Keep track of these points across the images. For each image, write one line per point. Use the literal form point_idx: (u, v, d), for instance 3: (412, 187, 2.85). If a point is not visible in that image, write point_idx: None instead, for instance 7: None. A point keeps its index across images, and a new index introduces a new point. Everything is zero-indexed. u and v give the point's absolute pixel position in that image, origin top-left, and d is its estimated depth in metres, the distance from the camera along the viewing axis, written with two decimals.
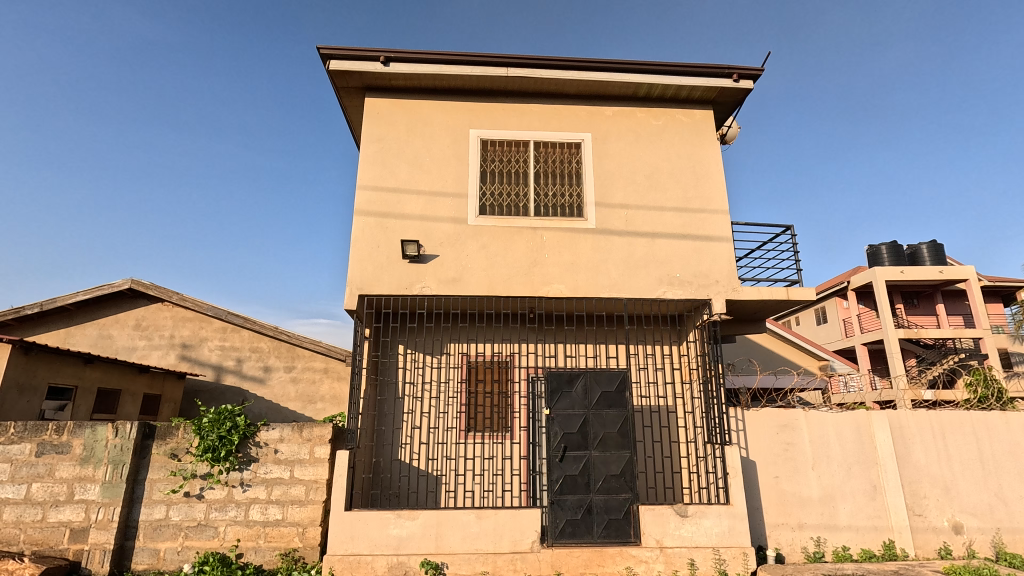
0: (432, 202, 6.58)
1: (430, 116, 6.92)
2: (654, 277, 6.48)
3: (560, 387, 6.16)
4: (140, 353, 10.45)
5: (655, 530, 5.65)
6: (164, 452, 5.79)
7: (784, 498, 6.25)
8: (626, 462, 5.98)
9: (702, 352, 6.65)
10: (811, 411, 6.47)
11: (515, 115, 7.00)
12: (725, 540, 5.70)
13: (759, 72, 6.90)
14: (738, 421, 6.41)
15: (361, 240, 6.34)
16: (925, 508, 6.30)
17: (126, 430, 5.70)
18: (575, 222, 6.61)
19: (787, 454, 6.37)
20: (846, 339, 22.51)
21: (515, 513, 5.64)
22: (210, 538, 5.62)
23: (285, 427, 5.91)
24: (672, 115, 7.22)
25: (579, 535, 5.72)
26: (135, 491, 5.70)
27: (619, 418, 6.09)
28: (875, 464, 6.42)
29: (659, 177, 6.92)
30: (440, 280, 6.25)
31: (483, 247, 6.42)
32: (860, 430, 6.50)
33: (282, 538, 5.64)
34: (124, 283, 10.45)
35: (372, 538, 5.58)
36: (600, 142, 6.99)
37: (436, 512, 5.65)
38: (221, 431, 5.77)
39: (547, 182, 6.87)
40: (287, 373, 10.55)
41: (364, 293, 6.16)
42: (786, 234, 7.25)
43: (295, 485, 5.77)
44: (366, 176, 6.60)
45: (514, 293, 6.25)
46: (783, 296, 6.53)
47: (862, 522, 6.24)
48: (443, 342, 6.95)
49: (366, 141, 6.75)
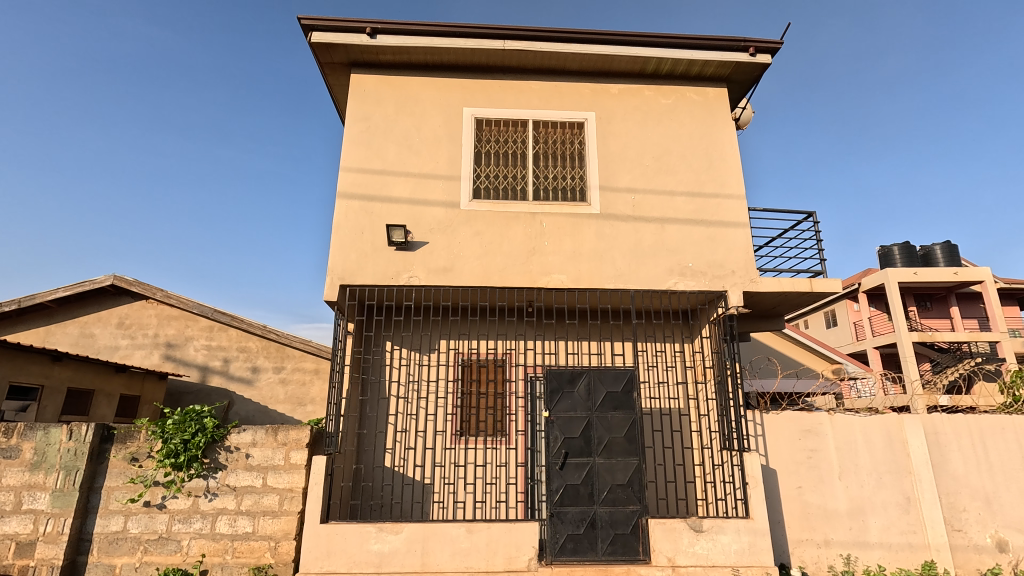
0: (421, 184, 6.04)
1: (420, 94, 6.40)
2: (664, 267, 5.91)
3: (560, 387, 5.59)
4: (121, 353, 9.94)
5: (666, 547, 5.06)
6: (123, 457, 5.25)
7: (808, 512, 5.65)
8: (634, 470, 5.40)
9: (717, 349, 6.07)
10: (837, 414, 5.89)
11: (514, 93, 6.47)
12: (745, 558, 5.09)
13: (777, 45, 6.34)
14: (755, 426, 5.84)
15: (344, 226, 5.81)
16: (965, 524, 5.70)
17: (81, 433, 5.15)
18: (577, 208, 6.06)
19: (811, 462, 5.78)
20: (857, 343, 21.90)
21: (510, 527, 5.06)
22: (172, 553, 5.07)
23: (257, 430, 5.36)
24: (683, 93, 6.67)
25: (581, 552, 5.14)
26: (91, 500, 5.16)
27: (626, 421, 5.52)
28: (908, 473, 5.81)
29: (669, 159, 6.36)
30: (430, 270, 5.71)
31: (477, 234, 5.87)
32: (891, 436, 5.90)
33: (252, 553, 5.09)
34: (106, 278, 9.94)
35: (351, 554, 5.02)
36: (605, 122, 6.44)
37: (423, 525, 5.09)
38: (186, 435, 5.23)
39: (548, 164, 6.33)
40: (276, 374, 10.02)
41: (346, 282, 5.63)
42: (809, 220, 6.74)
43: (268, 494, 5.22)
44: (350, 157, 6.08)
45: (510, 284, 5.70)
46: (806, 288, 5.95)
47: (895, 538, 5.62)
48: (433, 338, 6.43)
49: (350, 120, 6.22)
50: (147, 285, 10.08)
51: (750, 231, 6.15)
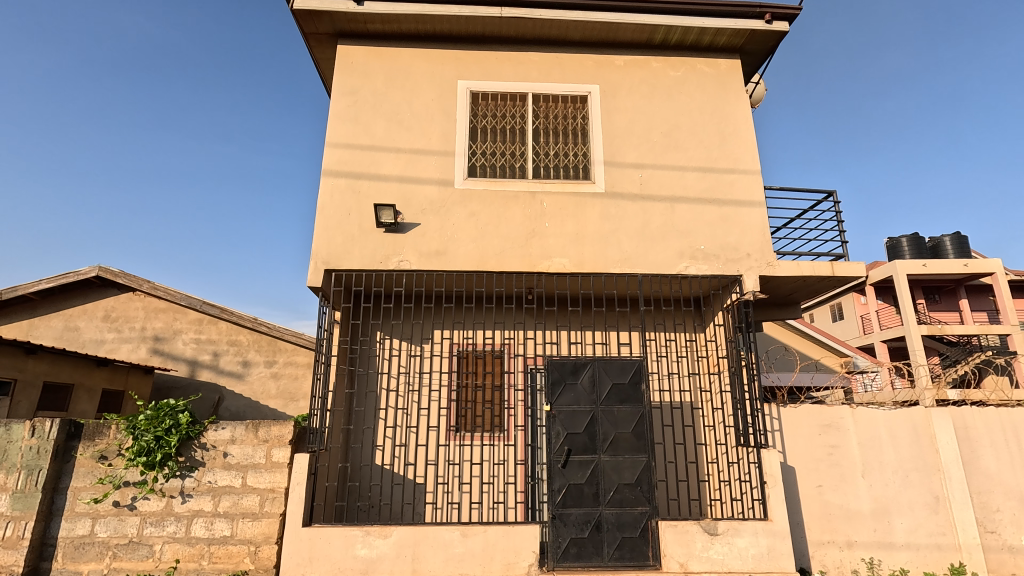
0: (413, 162, 5.63)
1: (412, 66, 5.97)
2: (674, 251, 5.50)
3: (563, 379, 5.19)
4: (107, 346, 9.56)
5: (677, 552, 4.66)
6: (91, 455, 4.85)
7: (829, 512, 5.25)
8: (642, 468, 5.01)
9: (731, 338, 5.65)
10: (860, 408, 5.47)
11: (512, 64, 6.04)
12: (764, 564, 4.68)
13: (796, 11, 5.88)
14: (772, 420, 5.42)
15: (329, 206, 5.40)
16: (999, 525, 5.32)
17: (44, 429, 4.76)
18: (581, 186, 5.64)
19: (832, 460, 5.37)
20: (864, 337, 21.60)
21: (508, 530, 4.68)
22: (143, 559, 4.69)
23: (237, 426, 4.98)
24: (692, 65, 6.23)
25: (586, 557, 4.75)
26: (55, 502, 4.77)
27: (634, 416, 5.13)
28: (936, 471, 5.39)
29: (679, 134, 5.93)
30: (420, 254, 5.30)
31: (472, 215, 5.46)
32: (918, 430, 5.49)
33: (230, 558, 4.70)
34: (91, 270, 9.52)
35: (336, 560, 4.63)
36: (610, 95, 6.01)
37: (414, 528, 4.70)
38: (159, 431, 4.85)
39: (548, 140, 5.91)
40: (268, 368, 9.65)
41: (331, 267, 5.23)
42: (830, 200, 6.30)
43: (247, 495, 4.83)
44: (336, 133, 5.66)
45: (508, 268, 5.29)
46: (827, 272, 5.53)
47: (923, 540, 5.22)
48: (426, 327, 6.05)
49: (336, 94, 5.79)
50: (133, 276, 9.68)
51: (766, 210, 5.72)
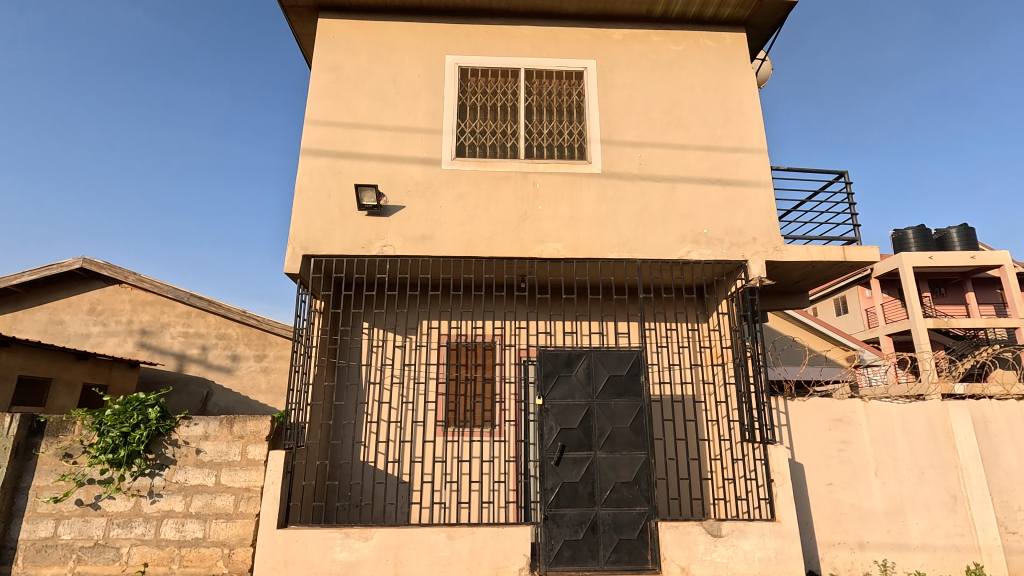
0: (398, 140, 5.30)
1: (397, 40, 5.63)
2: (675, 235, 5.17)
3: (556, 371, 4.88)
4: (93, 340, 9.28)
5: (679, 554, 4.36)
6: (54, 452, 4.55)
7: (839, 511, 4.94)
8: (641, 466, 4.70)
9: (735, 328, 5.33)
10: (871, 402, 5.15)
11: (503, 39, 5.69)
12: (770, 567, 4.39)
13: None
14: (779, 414, 5.12)
15: (308, 188, 5.07)
16: (1020, 525, 5.01)
17: (4, 425, 4.46)
18: (576, 166, 5.31)
19: (843, 457, 5.06)
20: (870, 332, 21.13)
21: (497, 532, 4.37)
22: (109, 562, 4.40)
23: (210, 421, 4.68)
24: (695, 39, 5.88)
25: (581, 561, 4.45)
26: (16, 503, 4.48)
27: (632, 410, 4.82)
28: (954, 468, 5.08)
29: (681, 112, 5.59)
30: (405, 238, 4.98)
31: (460, 197, 5.13)
32: (934, 425, 5.17)
33: (201, 562, 4.40)
34: (75, 262, 9.22)
35: (314, 563, 4.35)
36: (607, 71, 5.67)
37: (396, 530, 4.40)
38: (126, 427, 4.54)
39: (542, 118, 5.57)
40: (257, 363, 9.35)
41: (309, 253, 4.90)
42: (841, 180, 5.96)
43: (221, 494, 4.53)
44: (317, 110, 5.34)
45: (498, 253, 4.97)
46: (839, 257, 5.19)
47: (940, 541, 4.91)
48: (413, 317, 5.74)
49: (317, 70, 5.47)
50: (118, 268, 9.39)
51: (773, 191, 5.39)
